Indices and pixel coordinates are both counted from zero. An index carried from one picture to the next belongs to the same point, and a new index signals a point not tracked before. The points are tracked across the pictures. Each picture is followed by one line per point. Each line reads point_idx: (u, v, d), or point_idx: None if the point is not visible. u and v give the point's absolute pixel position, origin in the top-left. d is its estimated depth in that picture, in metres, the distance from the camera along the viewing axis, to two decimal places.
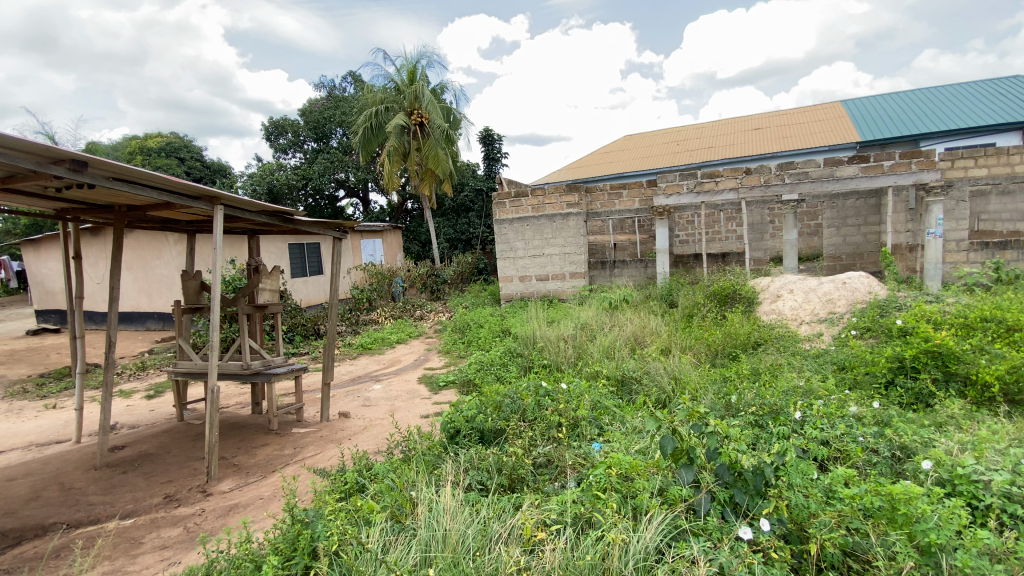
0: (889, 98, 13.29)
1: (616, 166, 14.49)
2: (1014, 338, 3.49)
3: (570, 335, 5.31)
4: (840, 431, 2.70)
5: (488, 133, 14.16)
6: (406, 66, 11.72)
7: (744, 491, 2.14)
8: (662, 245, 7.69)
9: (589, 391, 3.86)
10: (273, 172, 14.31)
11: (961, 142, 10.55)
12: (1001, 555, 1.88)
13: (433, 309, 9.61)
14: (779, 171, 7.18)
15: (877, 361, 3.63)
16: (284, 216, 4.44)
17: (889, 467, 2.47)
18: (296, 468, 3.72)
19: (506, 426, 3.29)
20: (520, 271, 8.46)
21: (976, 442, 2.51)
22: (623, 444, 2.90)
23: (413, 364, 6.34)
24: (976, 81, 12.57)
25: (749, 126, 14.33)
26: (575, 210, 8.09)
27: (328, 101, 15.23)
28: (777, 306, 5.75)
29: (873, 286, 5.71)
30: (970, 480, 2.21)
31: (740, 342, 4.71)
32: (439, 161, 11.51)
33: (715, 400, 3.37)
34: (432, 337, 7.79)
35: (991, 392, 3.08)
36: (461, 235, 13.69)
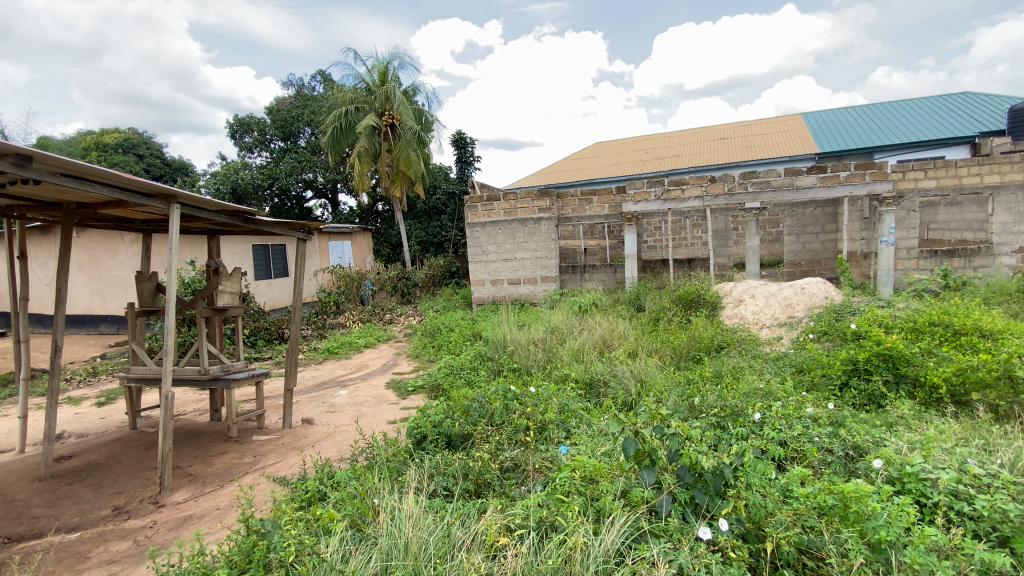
0: (846, 113, 13.88)
1: (587, 172, 14.66)
2: (959, 342, 3.66)
3: (540, 339, 5.31)
4: (797, 432, 2.77)
5: (461, 136, 14.12)
6: (377, 67, 11.61)
7: (704, 492, 2.17)
8: (631, 250, 7.80)
9: (558, 394, 3.86)
10: (238, 171, 13.91)
11: (913, 155, 11.06)
12: (948, 550, 1.95)
13: (403, 312, 9.48)
14: (742, 180, 7.39)
15: (833, 363, 3.76)
16: (245, 216, 4.29)
17: (843, 466, 2.54)
18: (255, 477, 3.58)
19: (473, 431, 3.24)
20: (491, 274, 8.44)
21: (924, 441, 2.61)
22: (589, 447, 2.90)
23: (381, 368, 6.22)
24: (927, 98, 13.25)
25: (715, 136, 14.74)
26: (546, 215, 8.12)
27: (296, 100, 14.91)
28: (740, 310, 5.89)
29: (830, 292, 5.92)
30: (918, 478, 2.30)
31: (704, 346, 4.80)
32: (411, 163, 11.39)
33: (679, 402, 3.42)
34: (401, 341, 7.67)
35: (938, 393, 3.22)
36: (433, 238, 13.58)
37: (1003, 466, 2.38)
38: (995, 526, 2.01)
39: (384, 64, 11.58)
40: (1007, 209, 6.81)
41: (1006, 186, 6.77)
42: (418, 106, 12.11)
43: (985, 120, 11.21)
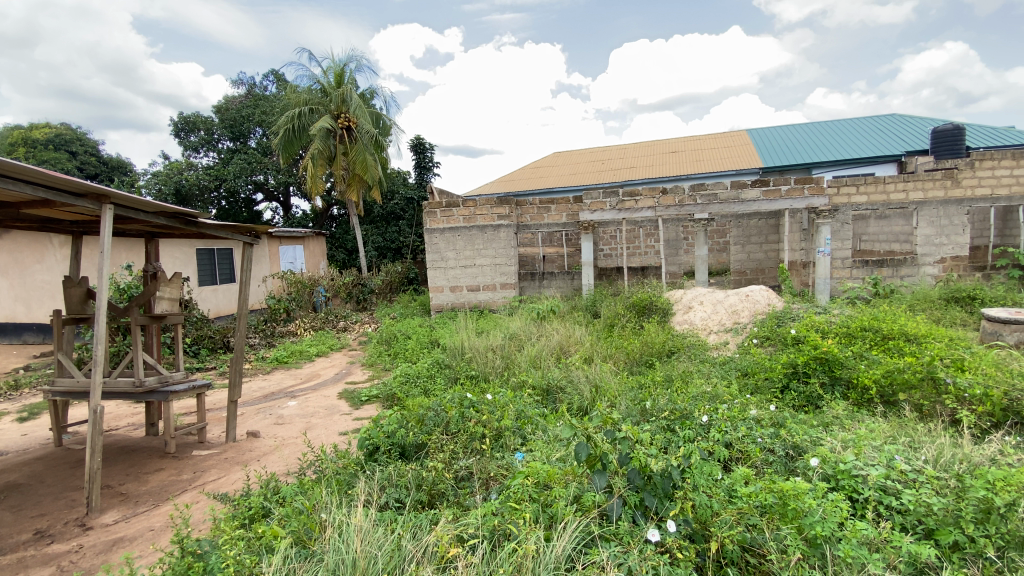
0: (788, 130, 14.70)
1: (546, 180, 14.84)
2: (887, 345, 3.90)
3: (498, 346, 5.30)
4: (741, 433, 2.87)
5: (420, 142, 14.00)
6: (333, 69, 11.39)
7: (653, 494, 2.21)
8: (587, 257, 7.92)
9: (514, 400, 3.84)
10: (182, 172, 13.26)
11: (846, 171, 11.83)
12: (878, 543, 2.06)
13: (358, 320, 9.24)
14: (692, 192, 7.67)
15: (774, 367, 3.93)
16: (186, 218, 4.05)
17: (783, 465, 2.65)
18: (194, 495, 3.37)
19: (427, 440, 3.17)
20: (450, 281, 8.37)
21: (856, 440, 2.76)
22: (544, 453, 2.90)
23: (334, 378, 6.01)
24: (859, 119, 14.22)
25: (668, 149, 15.29)
26: (505, 222, 8.14)
27: (247, 99, 14.37)
28: (689, 316, 6.09)
29: (772, 299, 6.22)
30: (851, 475, 2.43)
31: (656, 351, 4.93)
32: (367, 167, 11.16)
33: (631, 406, 3.47)
34: (356, 349, 7.47)
35: (869, 394, 3.42)
36: (391, 243, 13.37)
37: (925, 461, 2.55)
38: (920, 519, 2.16)
39: (340, 66, 11.37)
40: (930, 222, 7.33)
41: (928, 202, 7.28)
42: (376, 110, 11.94)
43: (910, 141, 12.13)
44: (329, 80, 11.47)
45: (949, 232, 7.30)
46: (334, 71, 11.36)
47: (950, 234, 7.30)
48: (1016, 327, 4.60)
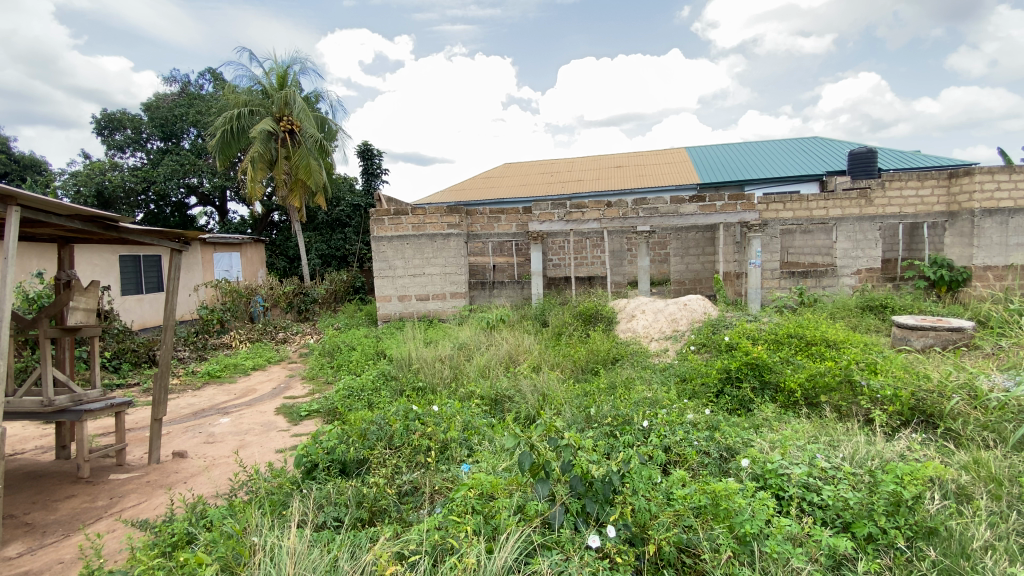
0: (724, 149, 15.59)
1: (496, 191, 14.93)
2: (811, 351, 4.18)
3: (446, 355, 5.23)
4: (679, 437, 2.98)
5: (367, 148, 13.72)
6: (275, 70, 11.01)
7: (594, 500, 2.23)
8: (537, 267, 8.00)
9: (462, 411, 3.78)
10: (104, 172, 12.34)
11: (775, 188, 12.67)
12: (801, 538, 2.19)
13: (300, 331, 8.87)
14: (634, 206, 7.96)
15: (710, 372, 4.12)
16: (105, 222, 3.75)
17: (717, 467, 2.77)
18: (110, 523, 3.09)
19: (369, 455, 3.06)
20: (398, 290, 8.21)
21: (782, 440, 2.93)
22: (490, 463, 2.87)
23: (271, 392, 5.71)
24: (787, 140, 15.30)
25: (613, 163, 15.82)
26: (455, 231, 8.09)
27: (181, 97, 13.59)
28: (632, 325, 6.29)
29: (708, 308, 6.52)
30: (778, 474, 2.57)
31: (601, 358, 5.05)
32: (311, 172, 10.78)
33: (576, 413, 3.52)
34: (296, 361, 7.14)
35: (795, 397, 3.63)
36: (335, 251, 12.97)
37: (844, 458, 2.74)
38: (839, 513, 2.31)
39: (283, 68, 11.01)
40: (848, 237, 7.95)
41: (845, 218, 7.90)
42: (321, 114, 11.61)
43: (830, 162, 13.17)
44: (271, 82, 11.07)
45: (864, 246, 7.94)
46: (276, 73, 10.98)
47: (864, 248, 7.94)
48: (921, 332, 5.05)
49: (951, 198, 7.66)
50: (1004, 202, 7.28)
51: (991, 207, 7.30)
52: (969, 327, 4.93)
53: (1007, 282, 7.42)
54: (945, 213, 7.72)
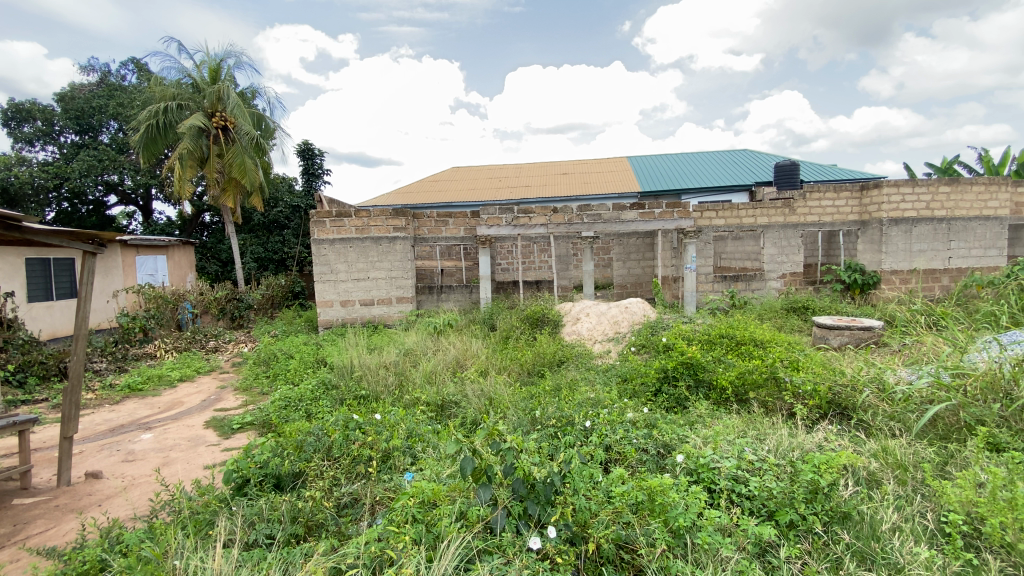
0: (663, 158, 16.30)
1: (443, 194, 14.82)
2: (740, 350, 4.43)
3: (391, 362, 5.12)
4: (619, 436, 3.08)
5: (308, 148, 13.22)
6: (207, 63, 10.43)
7: (536, 502, 2.23)
8: (485, 271, 7.99)
9: (406, 418, 3.69)
10: (8, 166, 11.19)
11: (709, 197, 13.37)
12: (729, 529, 2.31)
13: (233, 339, 8.40)
14: (579, 212, 8.15)
15: (649, 372, 4.27)
16: (6, 220, 3.38)
17: (655, 463, 2.87)
18: (10, 553, 2.77)
19: (305, 467, 2.92)
20: (340, 295, 7.95)
21: (714, 436, 3.08)
22: (434, 470, 2.81)
23: (200, 405, 5.35)
24: (720, 152, 16.20)
25: (559, 170, 16.13)
26: (401, 234, 7.94)
27: (100, 88, 12.56)
28: (577, 327, 6.42)
29: (647, 311, 6.77)
30: (709, 468, 2.70)
31: (547, 361, 5.12)
32: (246, 171, 10.24)
33: (521, 416, 3.55)
34: (228, 371, 6.74)
35: (726, 394, 3.83)
36: (273, 254, 12.41)
37: (769, 450, 2.91)
38: (765, 503, 2.45)
39: (216, 61, 10.45)
40: (774, 244, 8.50)
41: (772, 226, 8.44)
42: (258, 111, 11.10)
43: (759, 173, 14.06)
44: (202, 76, 10.45)
45: (788, 252, 8.51)
46: (208, 66, 10.40)
47: (788, 253, 8.51)
48: (837, 332, 5.49)
49: (862, 209, 8.37)
50: (908, 212, 8.03)
51: (896, 217, 8.03)
52: (877, 326, 5.40)
53: (910, 284, 8.18)
54: (857, 222, 8.43)
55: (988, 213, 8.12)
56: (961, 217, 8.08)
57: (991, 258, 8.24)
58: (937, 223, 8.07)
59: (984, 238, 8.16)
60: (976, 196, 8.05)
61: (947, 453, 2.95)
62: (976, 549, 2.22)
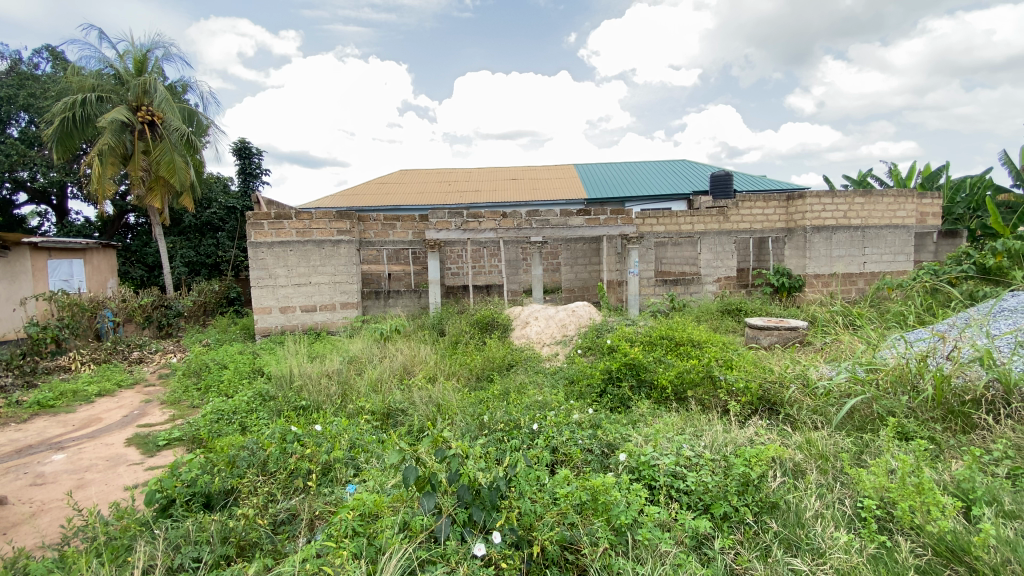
0: (608, 166, 16.80)
1: (392, 198, 14.56)
2: (679, 350, 4.63)
3: (334, 370, 4.94)
4: (565, 437, 3.12)
5: (245, 146, 12.61)
6: (132, 54, 9.74)
7: (481, 508, 2.21)
8: (433, 276, 7.89)
9: (349, 428, 3.56)
10: None
11: (651, 204, 13.91)
12: (668, 523, 2.40)
13: (160, 349, 7.84)
14: (528, 217, 8.26)
15: (594, 374, 4.37)
16: None
17: (599, 462, 2.94)
18: None
19: (238, 484, 2.76)
20: (280, 301, 7.61)
21: (655, 433, 3.20)
22: (377, 480, 2.73)
23: (121, 421, 4.94)
24: (661, 161, 16.91)
25: (508, 175, 16.26)
26: (346, 237, 7.71)
27: (6, 75, 11.41)
28: (526, 331, 6.49)
29: (593, 314, 6.93)
30: (650, 465, 2.79)
31: (496, 365, 5.13)
32: (175, 169, 9.60)
33: (469, 422, 3.52)
34: (153, 384, 6.26)
35: (667, 393, 3.98)
36: (205, 258, 11.72)
37: (705, 446, 3.04)
38: (701, 497, 2.56)
39: (142, 51, 9.78)
40: (710, 249, 8.94)
41: (708, 233, 8.87)
42: (189, 107, 10.47)
43: (697, 183, 14.78)
44: (126, 67, 9.73)
45: (723, 258, 8.97)
46: (133, 56, 9.70)
47: (723, 258, 8.98)
48: (767, 332, 5.84)
49: (789, 217, 8.96)
50: (829, 220, 8.67)
51: (818, 225, 8.66)
52: (802, 326, 5.78)
53: (831, 287, 8.84)
54: (784, 229, 9.02)
55: (897, 222, 8.92)
56: (874, 225, 8.83)
57: (901, 263, 9.04)
58: (853, 230, 8.77)
59: (894, 245, 8.95)
60: (887, 206, 8.82)
61: (863, 442, 3.19)
62: (889, 532, 2.42)
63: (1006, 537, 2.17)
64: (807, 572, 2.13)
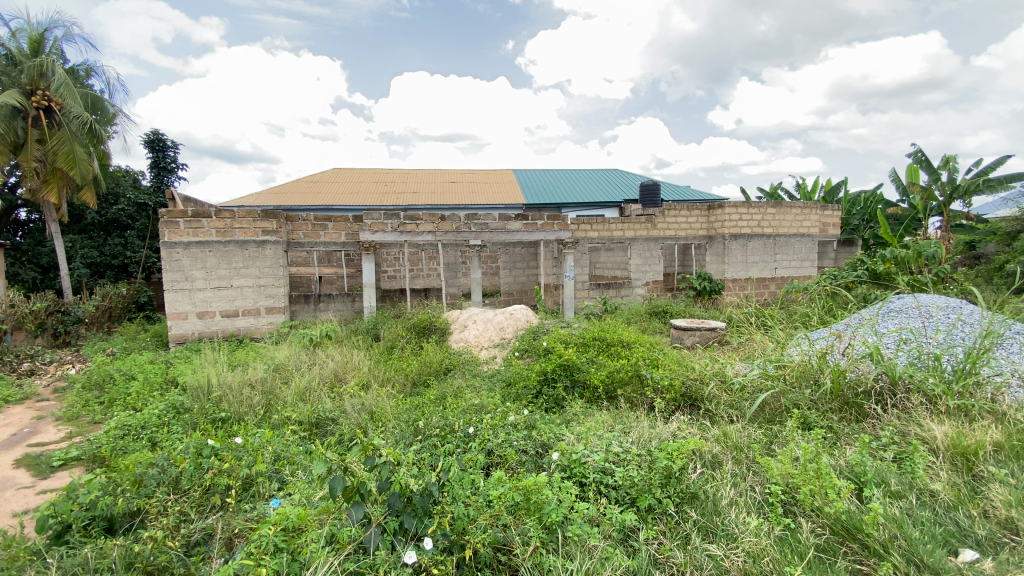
0: (545, 173, 17.15)
1: (325, 197, 14.04)
2: (608, 350, 4.82)
3: (258, 379, 4.68)
4: (501, 439, 3.15)
5: (159, 139, 11.69)
6: (25, 32, 8.75)
7: (412, 515, 2.18)
8: (368, 279, 7.69)
9: (273, 439, 3.38)
10: None
11: (586, 211, 14.35)
12: (597, 519, 2.49)
13: (55, 360, 7.05)
14: (467, 220, 8.27)
15: (530, 375, 4.45)
16: None
17: (533, 462, 3.00)
18: None
19: (146, 504, 2.54)
20: (197, 306, 7.10)
21: (586, 431, 3.31)
22: (303, 493, 2.61)
23: (8, 441, 4.39)
24: (595, 170, 17.50)
25: (447, 178, 16.17)
26: (272, 237, 7.32)
27: None
28: (465, 334, 6.47)
29: (530, 317, 7.04)
30: (581, 462, 2.88)
31: (433, 370, 5.07)
32: (75, 161, 8.69)
33: (403, 428, 3.46)
34: (48, 399, 5.62)
35: (599, 392, 4.12)
36: (111, 258, 10.67)
37: (633, 442, 3.19)
38: (628, 491, 2.68)
39: (38, 30, 8.82)
40: (640, 255, 9.35)
41: (637, 239, 9.27)
42: (94, 93, 9.55)
43: (628, 191, 15.45)
44: (19, 46, 8.72)
45: (651, 263, 9.41)
46: (28, 35, 8.70)
47: (651, 264, 9.43)
48: (691, 332, 6.21)
49: (709, 225, 9.56)
50: (744, 229, 9.35)
51: (735, 233, 9.31)
52: (720, 327, 6.20)
53: (746, 291, 9.53)
54: (705, 237, 9.60)
55: (804, 232, 9.78)
56: (784, 233, 9.63)
57: (806, 269, 9.92)
58: (766, 238, 9.51)
59: (800, 252, 9.81)
60: (795, 217, 9.65)
61: (772, 433, 3.47)
62: (794, 514, 2.64)
63: (892, 514, 2.46)
64: (721, 556, 2.29)
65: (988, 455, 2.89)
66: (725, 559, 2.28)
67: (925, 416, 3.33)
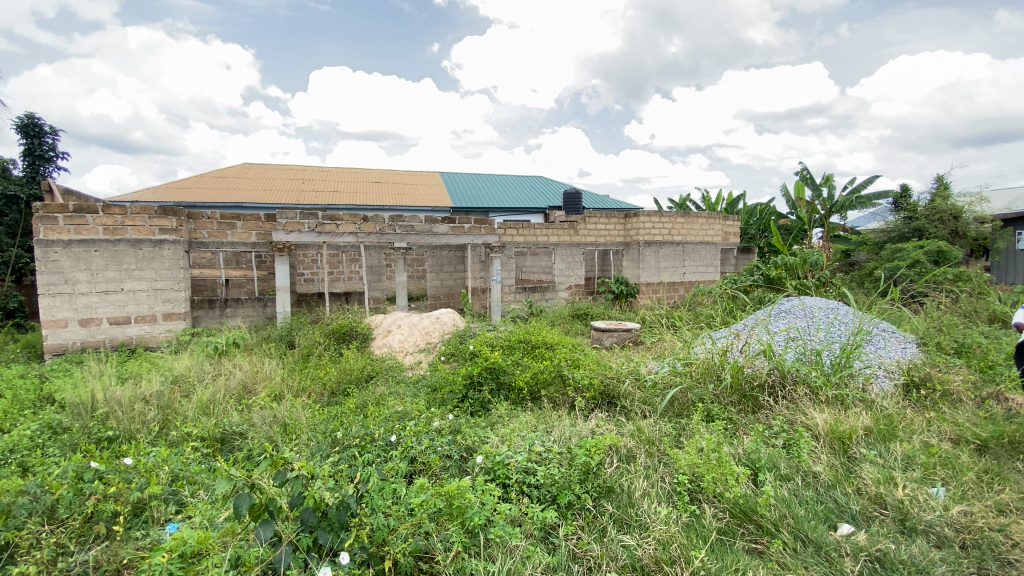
0: (472, 177, 17.19)
1: (235, 194, 13.07)
2: (532, 353, 4.93)
3: (153, 393, 4.26)
4: (424, 446, 3.11)
5: (34, 122, 10.29)
6: None
7: (328, 530, 2.09)
8: (283, 282, 7.26)
9: (171, 458, 3.09)
10: None
11: (512, 215, 14.54)
12: (519, 518, 2.54)
13: None
14: (391, 222, 8.07)
15: (456, 380, 4.44)
16: None
17: (457, 467, 3.00)
18: None
19: (12, 538, 2.22)
20: (79, 312, 6.31)
21: (510, 434, 3.35)
22: (205, 514, 2.42)
23: None
24: (520, 176, 17.81)
25: (369, 177, 15.69)
26: (170, 237, 6.70)
27: None
28: (388, 340, 6.32)
29: (457, 320, 7.02)
30: (504, 464, 2.92)
31: (354, 377, 4.89)
32: None
33: (320, 440, 3.31)
34: None
35: (523, 394, 4.21)
36: None
37: (554, 440, 3.28)
38: (549, 489, 2.76)
39: None
40: (563, 259, 9.64)
41: (560, 244, 9.56)
42: None
43: (552, 198, 15.88)
44: None
45: (573, 267, 9.75)
46: None
47: (573, 268, 9.76)
48: (609, 333, 6.51)
49: (626, 232, 10.05)
50: (657, 236, 9.97)
51: (649, 240, 9.90)
52: (635, 328, 6.58)
53: (659, 293, 10.16)
54: (622, 243, 10.09)
55: (709, 239, 10.62)
56: (691, 241, 10.38)
57: (711, 273, 10.79)
58: (676, 245, 10.21)
59: (705, 258, 10.64)
60: (701, 226, 10.46)
61: (680, 427, 3.71)
62: (698, 501, 2.85)
63: (782, 496, 2.74)
64: (635, 546, 2.42)
65: (859, 438, 3.31)
66: (638, 548, 2.41)
67: (809, 405, 3.74)
